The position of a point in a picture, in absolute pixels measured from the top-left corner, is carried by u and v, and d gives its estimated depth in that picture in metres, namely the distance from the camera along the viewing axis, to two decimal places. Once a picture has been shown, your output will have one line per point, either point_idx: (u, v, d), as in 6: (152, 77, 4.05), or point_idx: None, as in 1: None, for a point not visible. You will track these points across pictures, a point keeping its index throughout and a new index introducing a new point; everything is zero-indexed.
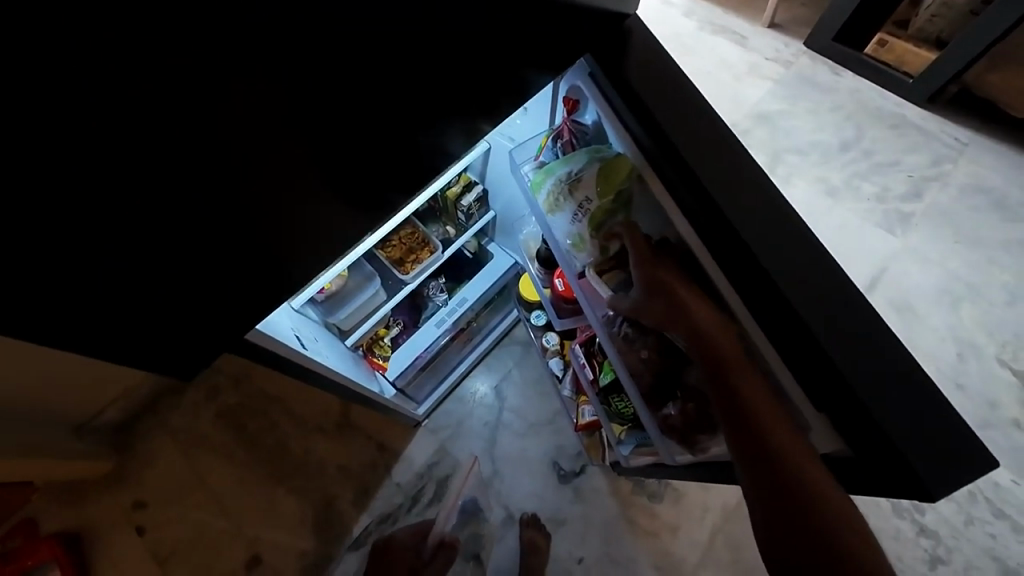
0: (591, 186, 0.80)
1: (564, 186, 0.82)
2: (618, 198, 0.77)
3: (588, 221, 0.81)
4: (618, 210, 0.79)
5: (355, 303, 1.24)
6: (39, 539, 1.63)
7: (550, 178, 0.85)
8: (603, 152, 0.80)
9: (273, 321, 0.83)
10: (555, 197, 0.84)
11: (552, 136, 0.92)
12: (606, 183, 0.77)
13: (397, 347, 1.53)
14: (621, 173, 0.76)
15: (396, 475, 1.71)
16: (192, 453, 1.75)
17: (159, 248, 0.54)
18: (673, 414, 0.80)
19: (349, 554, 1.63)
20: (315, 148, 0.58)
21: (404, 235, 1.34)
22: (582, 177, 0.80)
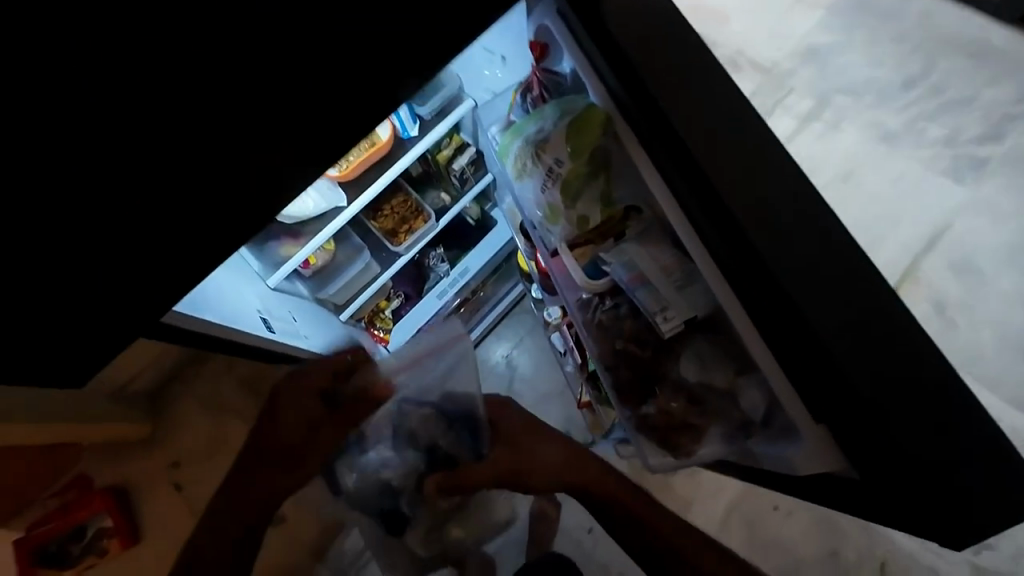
0: (558, 145, 0.69)
1: (531, 147, 0.72)
2: (594, 161, 0.68)
3: (561, 190, 0.70)
4: (591, 175, 0.69)
5: (344, 278, 1.22)
6: (92, 491, 1.78)
7: (518, 139, 0.74)
8: (576, 102, 0.69)
9: (203, 292, 0.79)
10: (522, 160, 0.73)
11: (522, 89, 0.81)
12: (573, 140, 0.68)
13: (398, 319, 1.51)
14: (591, 130, 0.66)
15: None
16: (218, 416, 1.84)
17: (110, 243, 0.54)
18: (652, 413, 0.72)
19: None
20: (262, 123, 0.55)
21: (397, 203, 1.29)
22: (550, 136, 0.70)
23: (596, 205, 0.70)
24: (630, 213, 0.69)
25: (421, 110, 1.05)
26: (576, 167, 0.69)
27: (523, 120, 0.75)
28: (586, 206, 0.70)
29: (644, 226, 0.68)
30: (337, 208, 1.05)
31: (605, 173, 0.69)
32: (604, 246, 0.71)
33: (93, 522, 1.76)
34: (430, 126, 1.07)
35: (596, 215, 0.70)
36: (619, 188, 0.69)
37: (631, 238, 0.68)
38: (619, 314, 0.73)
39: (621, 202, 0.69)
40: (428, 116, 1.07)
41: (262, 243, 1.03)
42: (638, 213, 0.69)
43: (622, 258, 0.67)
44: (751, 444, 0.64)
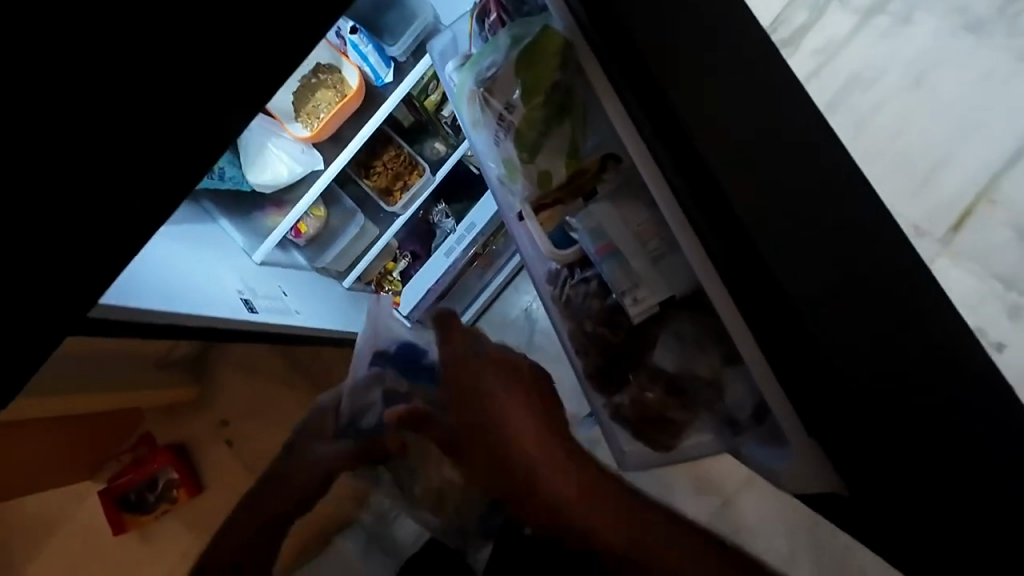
0: (508, 78, 0.65)
1: (481, 90, 0.67)
2: (551, 101, 0.64)
3: (514, 138, 0.67)
4: (553, 120, 0.66)
5: (340, 243, 1.18)
6: (157, 448, 1.96)
7: (468, 76, 0.68)
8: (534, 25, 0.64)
9: (168, 287, 0.78)
10: (473, 106, 0.69)
11: (478, 14, 0.72)
12: (526, 73, 0.64)
13: (406, 281, 1.47)
14: (546, 64, 0.63)
15: None
16: (256, 378, 1.94)
17: (65, 242, 0.53)
18: (625, 405, 0.73)
19: None
20: (194, 104, 0.52)
21: (389, 159, 1.22)
22: (501, 70, 0.66)
23: (558, 157, 0.67)
24: (601, 168, 0.66)
25: (393, 51, 0.94)
26: (529, 112, 0.66)
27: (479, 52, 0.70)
28: (548, 158, 0.68)
29: (619, 189, 0.65)
30: (317, 173, 0.99)
31: (570, 121, 0.65)
32: (570, 207, 0.70)
33: (160, 475, 1.94)
34: (406, 70, 0.97)
35: (560, 170, 0.68)
36: (587, 136, 0.66)
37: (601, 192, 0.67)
38: (589, 293, 0.73)
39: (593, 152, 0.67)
40: (401, 57, 0.96)
41: (248, 214, 1.00)
42: (608, 162, 0.66)
43: (589, 229, 0.66)
44: (740, 442, 0.66)
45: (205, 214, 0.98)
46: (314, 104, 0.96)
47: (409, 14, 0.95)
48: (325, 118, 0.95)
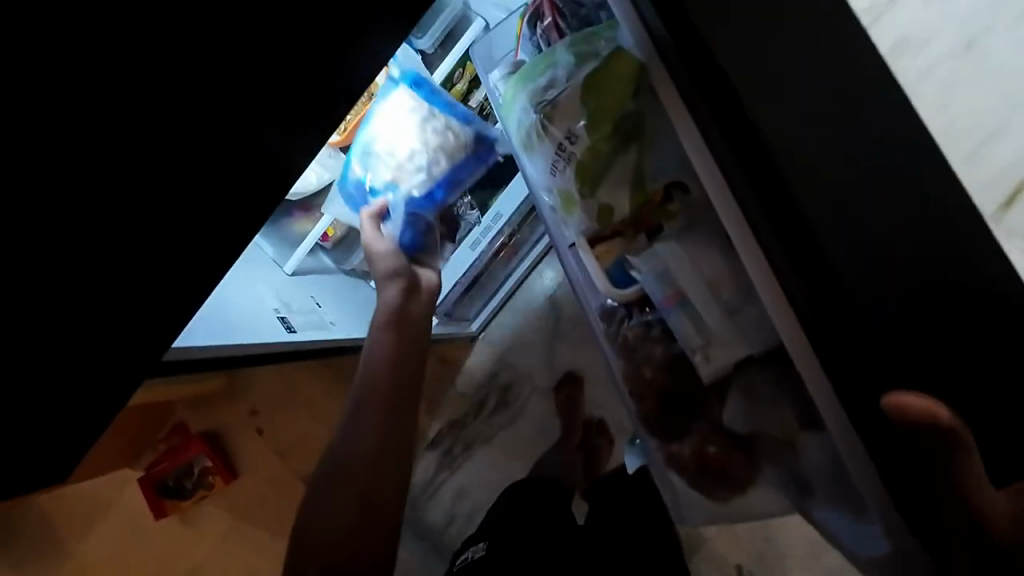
0: (571, 102, 0.70)
1: (538, 121, 0.72)
2: (618, 129, 0.70)
3: (575, 172, 0.72)
4: (618, 149, 0.71)
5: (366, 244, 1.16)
6: (191, 436, 2.00)
7: (522, 96, 0.73)
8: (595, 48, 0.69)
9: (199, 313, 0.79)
10: (528, 137, 0.74)
11: (529, 19, 0.78)
12: (590, 99, 0.69)
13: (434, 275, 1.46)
14: (619, 95, 0.67)
15: (459, 385, 1.84)
16: (283, 368, 1.96)
17: (126, 266, 0.55)
18: (684, 452, 0.82)
19: (427, 453, 1.84)
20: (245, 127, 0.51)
21: None
22: (563, 94, 0.70)
23: (625, 198, 0.73)
24: (667, 199, 0.72)
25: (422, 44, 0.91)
26: (597, 143, 0.71)
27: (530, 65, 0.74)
28: (608, 190, 0.73)
29: (686, 229, 0.71)
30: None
31: (634, 149, 0.71)
32: (630, 245, 0.76)
33: (196, 461, 2.00)
34: (434, 63, 0.94)
35: (626, 204, 0.74)
36: (653, 168, 0.72)
37: (664, 229, 0.73)
38: (649, 329, 0.81)
39: (659, 184, 0.72)
40: (430, 50, 0.93)
41: (275, 219, 0.98)
42: (674, 195, 0.72)
43: (656, 277, 0.72)
44: (808, 501, 0.76)
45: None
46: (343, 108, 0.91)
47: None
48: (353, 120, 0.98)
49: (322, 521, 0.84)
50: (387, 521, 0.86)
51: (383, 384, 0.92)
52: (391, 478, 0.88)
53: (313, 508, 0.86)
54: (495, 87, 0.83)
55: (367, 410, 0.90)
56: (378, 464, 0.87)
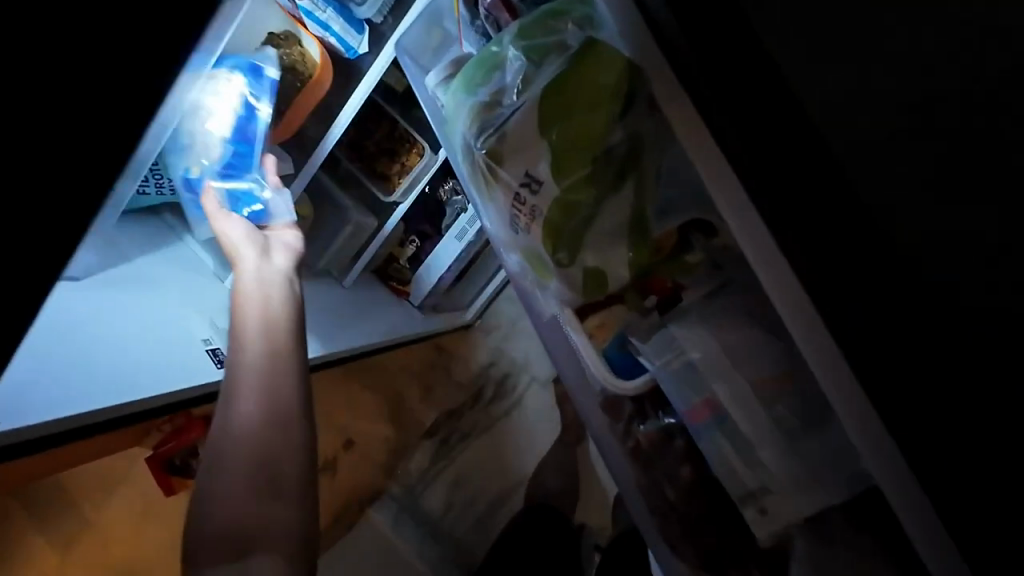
0: (525, 124, 0.59)
1: (482, 167, 0.62)
2: (598, 163, 0.59)
3: (544, 228, 0.61)
4: (606, 187, 0.60)
5: (323, 244, 1.16)
6: None
7: (463, 120, 0.64)
8: (558, 40, 0.61)
9: (107, 367, 0.74)
10: (480, 182, 0.64)
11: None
12: (548, 116, 0.59)
13: (416, 267, 1.33)
14: (601, 115, 0.58)
15: (456, 375, 1.75)
16: None
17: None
18: None
19: (424, 442, 1.72)
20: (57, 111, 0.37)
21: (384, 136, 1.07)
22: (515, 115, 0.60)
23: (623, 262, 0.62)
24: (685, 248, 0.65)
25: (364, 12, 0.78)
26: (573, 181, 0.59)
27: (469, 72, 0.64)
28: (595, 246, 0.62)
29: (713, 304, 0.63)
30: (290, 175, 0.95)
31: (627, 183, 0.60)
32: (633, 314, 0.66)
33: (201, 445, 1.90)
34: (382, 33, 0.82)
35: (623, 268, 0.62)
36: (654, 199, 0.62)
37: (683, 292, 0.65)
38: (671, 439, 0.69)
39: (672, 226, 0.62)
40: (377, 18, 0.80)
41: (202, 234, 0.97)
42: (690, 241, 0.65)
43: (685, 386, 0.61)
44: None
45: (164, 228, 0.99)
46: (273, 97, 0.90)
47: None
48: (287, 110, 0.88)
49: (208, 539, 0.68)
50: (296, 518, 0.71)
51: (253, 365, 0.75)
52: (294, 467, 0.73)
53: (195, 531, 0.69)
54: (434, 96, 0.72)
55: (236, 402, 0.74)
56: (266, 454, 0.72)
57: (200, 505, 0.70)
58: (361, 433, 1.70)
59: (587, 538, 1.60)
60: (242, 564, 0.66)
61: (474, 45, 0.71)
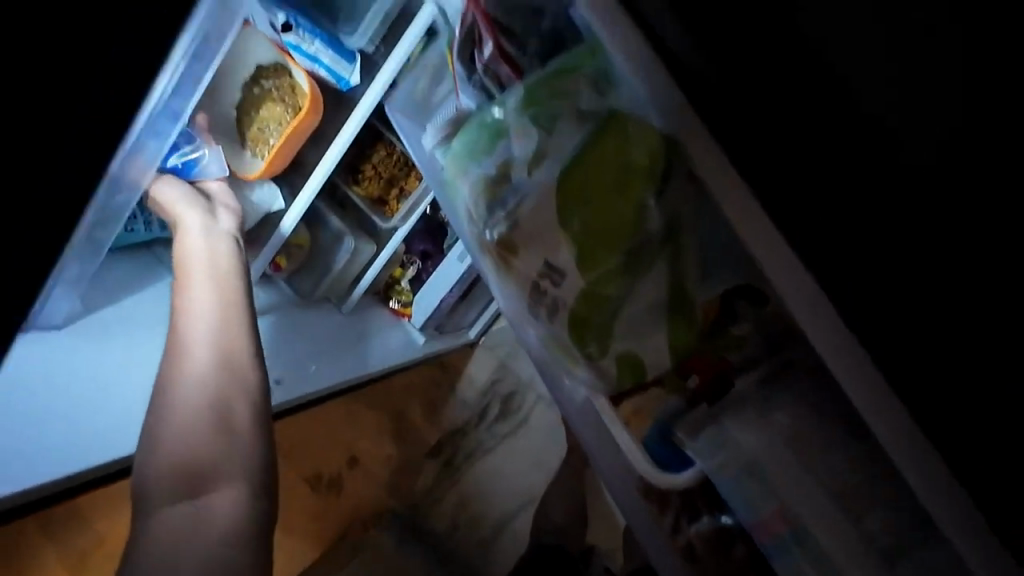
0: (542, 209, 0.57)
1: (496, 251, 0.60)
2: (631, 248, 0.57)
3: (569, 319, 0.58)
4: (639, 271, 0.57)
5: (321, 270, 1.14)
6: None
7: (466, 192, 0.62)
8: (572, 106, 0.58)
9: (89, 417, 0.76)
10: (494, 264, 0.61)
11: (466, 51, 0.65)
12: (565, 200, 0.57)
13: (416, 290, 1.28)
14: (632, 198, 0.56)
15: (460, 392, 1.72)
16: None
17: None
18: None
19: (428, 461, 1.67)
20: None
21: (381, 162, 1.03)
22: (530, 203, 0.58)
23: (662, 348, 0.58)
24: (731, 319, 0.59)
25: (354, 42, 0.77)
26: (602, 268, 0.57)
27: (474, 141, 0.62)
28: (627, 332, 0.58)
29: (772, 396, 0.58)
30: (276, 214, 0.95)
31: (664, 262, 0.58)
32: (673, 397, 0.62)
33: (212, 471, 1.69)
34: (376, 63, 0.79)
35: (663, 355, 0.58)
36: (693, 271, 0.58)
37: (728, 368, 0.60)
38: (730, 543, 0.63)
39: (713, 296, 0.58)
40: (371, 47, 0.78)
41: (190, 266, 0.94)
42: (736, 311, 0.59)
43: (747, 491, 0.56)
44: None
45: (153, 260, 0.95)
46: (259, 127, 0.90)
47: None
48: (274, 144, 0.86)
49: (157, 483, 0.68)
50: (252, 452, 0.74)
51: (202, 315, 0.79)
52: (245, 409, 0.76)
53: (141, 482, 0.69)
54: (433, 156, 0.69)
55: (183, 355, 0.76)
56: (216, 391, 0.74)
57: (144, 459, 0.70)
58: (366, 450, 1.64)
59: (597, 561, 1.56)
60: (198, 498, 0.68)
61: (472, 99, 0.66)
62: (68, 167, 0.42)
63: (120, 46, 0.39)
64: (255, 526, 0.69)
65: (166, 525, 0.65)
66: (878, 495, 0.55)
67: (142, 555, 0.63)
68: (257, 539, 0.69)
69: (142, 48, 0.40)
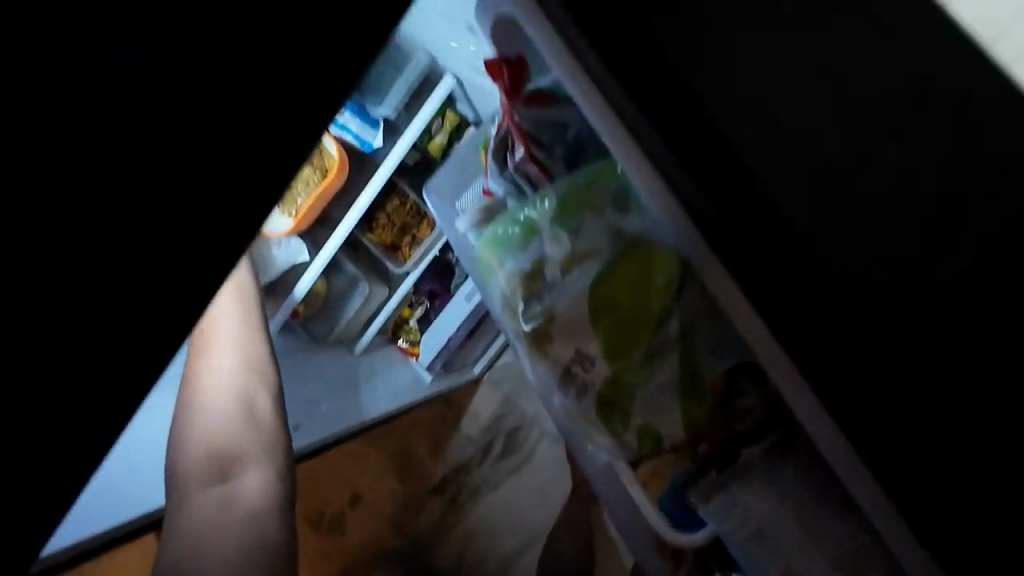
0: (575, 307, 0.63)
1: (532, 338, 0.65)
2: (655, 342, 0.63)
3: (598, 403, 0.63)
4: (660, 360, 0.63)
5: (334, 318, 1.20)
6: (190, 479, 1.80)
7: (501, 278, 0.68)
8: (599, 215, 0.65)
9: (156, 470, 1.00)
10: (525, 343, 0.66)
11: (498, 150, 0.72)
12: (596, 300, 0.63)
13: (426, 328, 1.26)
14: (656, 299, 0.62)
15: (465, 427, 1.73)
16: None
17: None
18: None
19: (434, 498, 1.66)
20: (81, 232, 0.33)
21: (394, 211, 1.07)
22: (566, 300, 0.64)
23: (676, 423, 0.63)
24: (737, 393, 0.63)
25: (381, 111, 0.90)
26: (626, 358, 0.63)
27: (508, 235, 0.67)
28: (646, 408, 0.62)
29: (779, 461, 0.61)
30: (302, 264, 1.03)
31: (677, 351, 0.63)
32: (682, 462, 0.64)
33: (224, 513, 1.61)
34: (398, 127, 0.93)
35: (676, 428, 0.63)
36: (705, 358, 0.63)
37: (737, 440, 0.63)
38: None
39: (717, 372, 0.63)
40: (393, 114, 0.92)
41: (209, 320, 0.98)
42: (741, 386, 0.63)
43: (758, 555, 0.60)
44: None
45: None
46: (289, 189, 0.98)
47: (401, 61, 0.90)
48: (301, 207, 0.97)
49: (188, 473, 0.83)
50: (276, 437, 0.89)
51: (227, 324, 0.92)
52: (266, 401, 0.90)
53: (172, 473, 0.85)
54: (465, 238, 0.75)
55: (210, 360, 0.90)
56: (243, 388, 0.89)
57: (182, 445, 0.86)
58: (368, 488, 1.64)
59: None
60: (230, 480, 0.83)
61: (503, 189, 0.73)
62: (84, 172, 0.32)
63: (122, 48, 0.30)
64: (279, 494, 0.85)
65: (199, 505, 0.81)
66: (881, 564, 0.57)
67: (189, 527, 0.79)
68: (282, 508, 0.83)
69: (147, 52, 0.30)
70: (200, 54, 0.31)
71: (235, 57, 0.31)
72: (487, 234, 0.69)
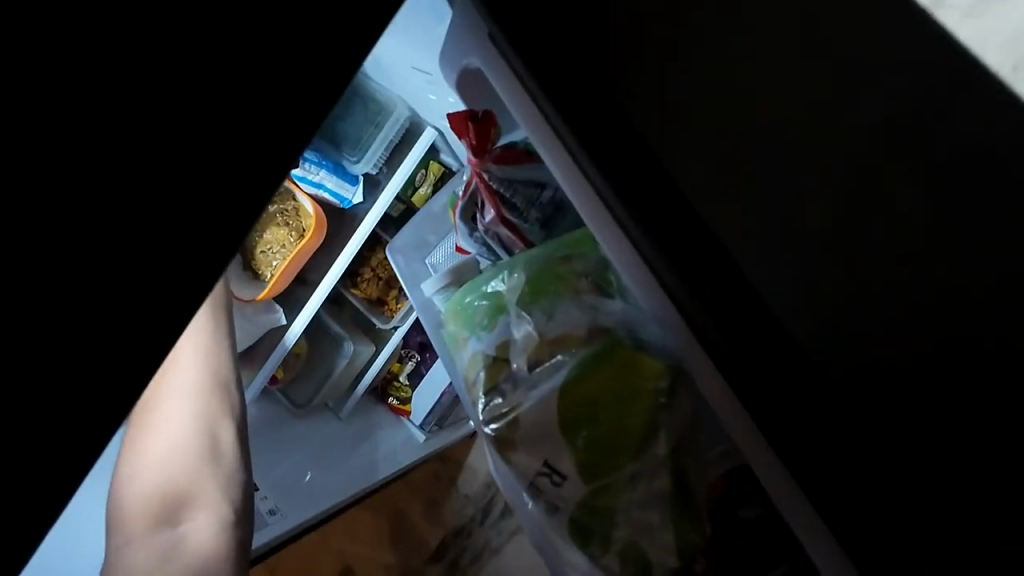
0: (544, 414, 0.60)
1: (495, 436, 0.61)
2: (643, 444, 0.59)
3: (570, 520, 0.58)
4: (648, 471, 0.58)
5: (318, 378, 1.14)
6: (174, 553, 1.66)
7: (466, 356, 0.66)
8: (577, 305, 0.63)
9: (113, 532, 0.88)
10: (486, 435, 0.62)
11: (469, 208, 0.71)
12: (569, 411, 0.59)
13: (416, 385, 1.20)
14: (642, 406, 0.59)
15: (463, 486, 1.61)
16: None
17: None
18: None
19: (431, 567, 1.53)
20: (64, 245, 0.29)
21: (377, 265, 1.04)
22: (534, 405, 0.60)
23: (668, 547, 0.58)
24: (739, 502, 0.59)
25: (359, 168, 0.90)
26: (606, 476, 0.58)
27: (476, 309, 0.66)
28: (629, 531, 0.58)
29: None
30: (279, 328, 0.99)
31: (667, 466, 0.59)
32: None
33: None
34: (379, 181, 0.92)
35: (670, 554, 0.58)
36: (699, 467, 0.60)
37: (735, 550, 0.58)
38: None
39: (715, 477, 0.59)
40: (372, 169, 0.91)
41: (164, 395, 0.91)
42: (745, 495, 0.59)
43: None
44: None
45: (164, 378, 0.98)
46: (269, 254, 0.95)
47: (380, 116, 0.89)
48: (277, 269, 0.94)
49: (135, 519, 0.75)
50: (232, 478, 0.80)
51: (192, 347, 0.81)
52: (230, 434, 0.82)
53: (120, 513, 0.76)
54: (430, 301, 0.74)
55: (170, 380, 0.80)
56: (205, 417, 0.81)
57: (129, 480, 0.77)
58: (359, 560, 1.52)
59: None
60: (178, 526, 0.74)
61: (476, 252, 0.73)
62: (72, 175, 0.28)
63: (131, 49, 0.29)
64: (236, 542, 0.75)
65: (141, 558, 0.72)
66: None
67: None
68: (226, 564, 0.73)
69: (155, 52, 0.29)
70: (199, 50, 0.29)
71: (234, 56, 0.30)
72: (454, 303, 0.68)
